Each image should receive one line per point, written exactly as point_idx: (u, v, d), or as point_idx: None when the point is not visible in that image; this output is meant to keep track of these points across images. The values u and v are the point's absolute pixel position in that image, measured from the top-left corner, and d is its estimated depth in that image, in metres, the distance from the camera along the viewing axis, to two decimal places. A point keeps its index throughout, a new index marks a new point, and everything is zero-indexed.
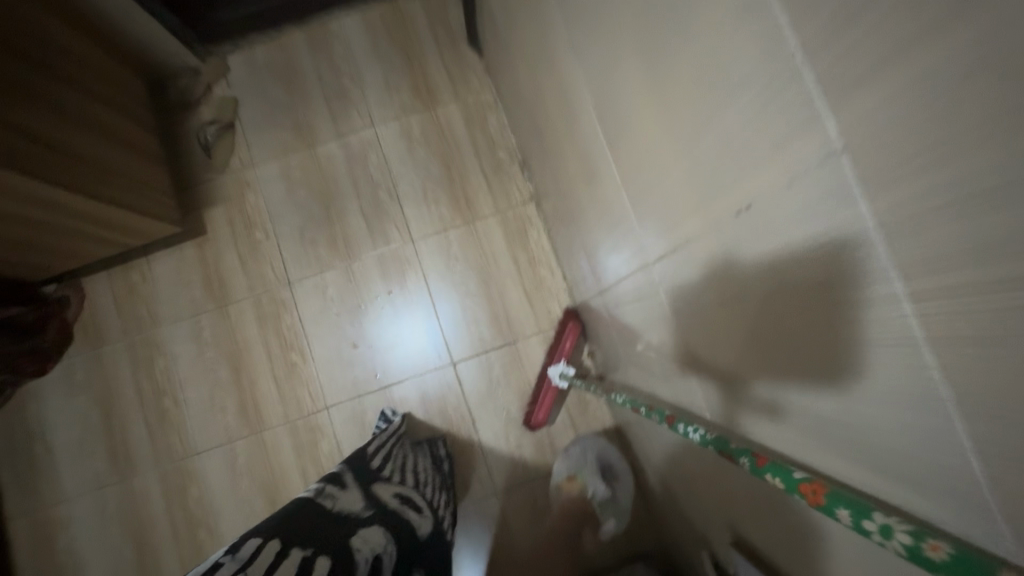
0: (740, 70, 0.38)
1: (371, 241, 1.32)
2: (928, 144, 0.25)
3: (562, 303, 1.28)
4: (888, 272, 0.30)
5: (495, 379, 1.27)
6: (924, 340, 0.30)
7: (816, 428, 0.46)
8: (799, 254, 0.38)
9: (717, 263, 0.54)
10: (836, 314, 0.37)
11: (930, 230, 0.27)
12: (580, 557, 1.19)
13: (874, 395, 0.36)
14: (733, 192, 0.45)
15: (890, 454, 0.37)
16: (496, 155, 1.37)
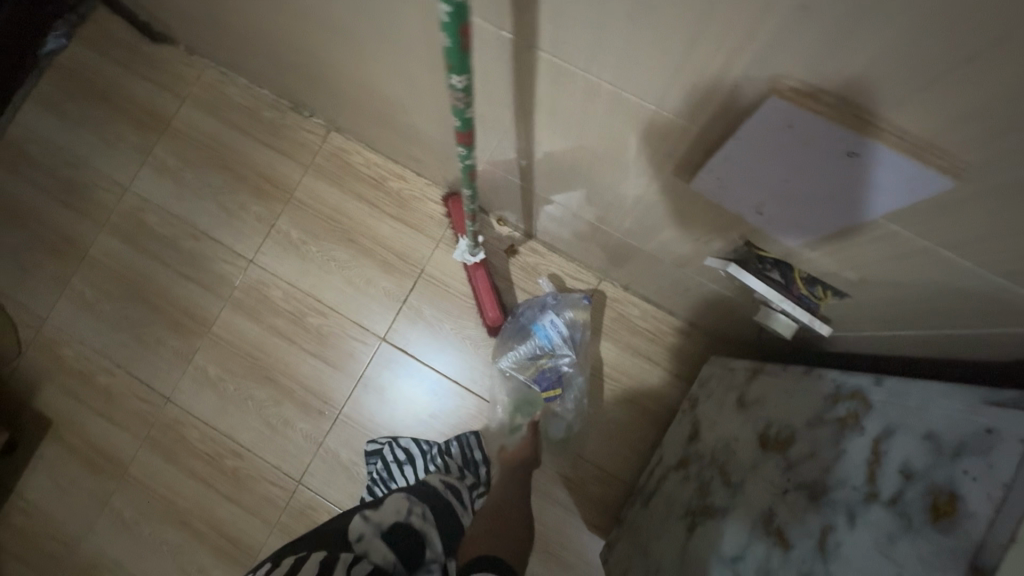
0: None
1: (214, 295, 1.03)
2: None
3: (436, 198, 1.03)
4: (1020, 78, 0.25)
5: (435, 319, 1.01)
6: None
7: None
8: (836, 94, 0.31)
9: (746, 28, 0.31)
10: (915, 136, 0.31)
11: None
12: (651, 406, 0.96)
13: (974, 190, 0.32)
14: (675, 61, 0.36)
15: (1007, 237, 0.33)
16: (260, 107, 1.07)
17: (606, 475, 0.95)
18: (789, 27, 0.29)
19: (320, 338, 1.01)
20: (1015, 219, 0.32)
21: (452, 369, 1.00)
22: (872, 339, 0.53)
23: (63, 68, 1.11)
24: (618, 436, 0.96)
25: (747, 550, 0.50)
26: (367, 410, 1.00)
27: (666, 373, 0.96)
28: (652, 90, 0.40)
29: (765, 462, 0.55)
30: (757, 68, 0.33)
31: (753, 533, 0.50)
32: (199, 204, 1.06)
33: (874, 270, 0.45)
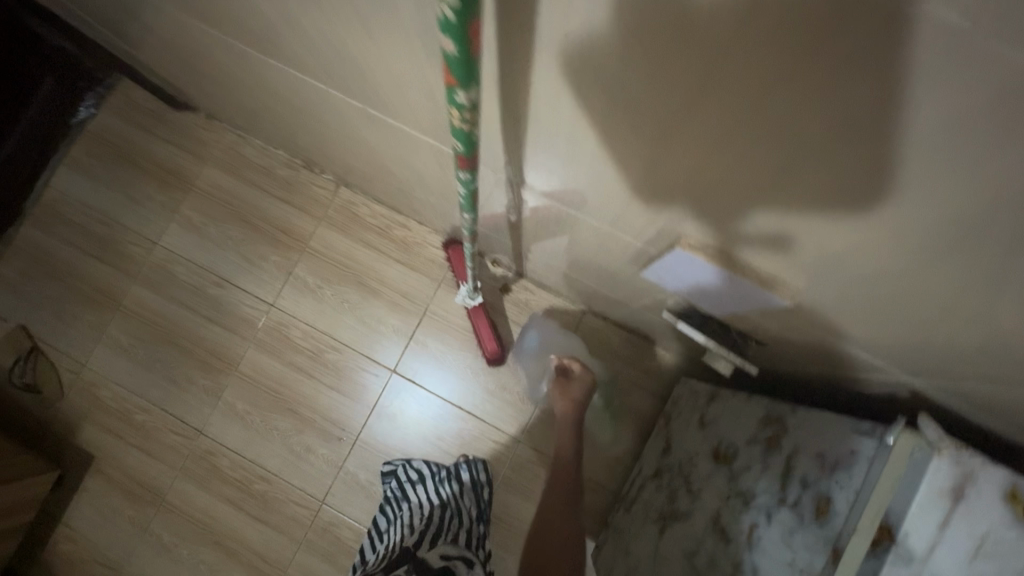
0: (613, 126, 0.38)
1: (239, 337, 1.15)
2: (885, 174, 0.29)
3: (436, 244, 1.15)
4: (853, 236, 0.36)
5: (438, 352, 1.13)
6: (898, 269, 0.37)
7: (923, 274, 0.36)
8: (737, 222, 0.42)
9: (670, 186, 0.42)
10: (795, 254, 0.42)
11: (893, 215, 0.32)
12: (632, 422, 1.09)
13: (842, 287, 0.43)
14: (621, 183, 0.47)
15: (868, 315, 0.45)
16: (274, 165, 1.20)
17: (595, 485, 1.08)
18: (699, 189, 0.40)
19: (336, 373, 1.13)
20: (868, 307, 0.44)
21: (456, 395, 1.12)
22: (793, 375, 0.67)
23: (93, 134, 1.22)
24: (604, 449, 1.09)
25: (701, 545, 0.63)
26: (381, 435, 1.12)
27: (644, 393, 1.09)
28: (603, 194, 0.51)
29: (716, 474, 0.68)
30: (682, 211, 0.45)
31: (706, 530, 0.63)
32: (223, 255, 1.17)
33: (789, 337, 0.58)
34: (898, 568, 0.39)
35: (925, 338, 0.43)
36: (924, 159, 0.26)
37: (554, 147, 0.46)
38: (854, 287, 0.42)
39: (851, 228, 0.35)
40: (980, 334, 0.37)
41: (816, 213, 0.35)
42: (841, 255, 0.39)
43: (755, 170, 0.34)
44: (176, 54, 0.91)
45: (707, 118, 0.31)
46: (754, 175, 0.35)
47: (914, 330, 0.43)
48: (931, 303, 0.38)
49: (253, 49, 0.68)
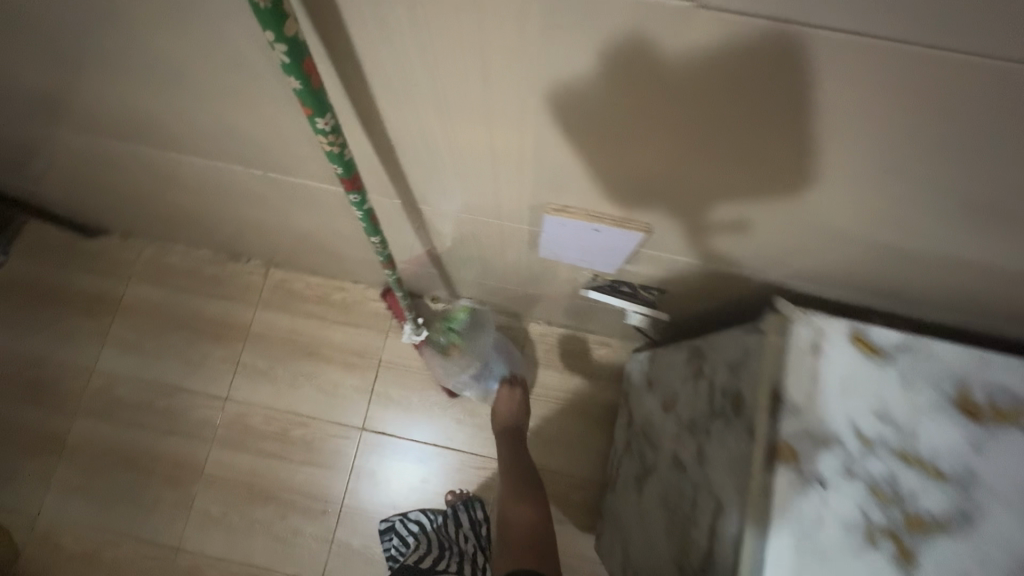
0: (488, 135, 0.46)
1: (200, 439, 1.13)
2: (709, 119, 0.39)
3: (374, 297, 1.20)
4: (703, 175, 0.45)
5: (401, 397, 1.16)
6: (745, 197, 0.47)
7: (822, 204, 0.45)
8: (612, 193, 0.51)
9: (547, 177, 0.51)
10: (665, 204, 0.51)
11: (727, 150, 0.41)
12: (599, 411, 1.14)
13: (709, 223, 0.53)
14: (506, 186, 0.55)
15: (733, 241, 0.55)
16: (199, 265, 1.22)
17: (581, 479, 1.11)
18: (576, 175, 0.49)
19: (308, 448, 1.13)
20: (719, 231, 0.54)
21: (429, 434, 1.15)
22: (704, 313, 0.75)
23: (5, 281, 1.21)
24: (580, 444, 1.13)
25: (669, 486, 0.68)
26: (364, 496, 1.11)
27: (601, 380, 1.15)
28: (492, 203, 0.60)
29: (669, 421, 0.74)
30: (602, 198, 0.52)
31: (670, 471, 0.69)
32: (166, 364, 1.17)
33: (681, 278, 0.67)
34: (790, 419, 0.45)
35: (840, 256, 0.52)
36: (730, 98, 0.36)
37: (439, 167, 0.54)
38: (778, 227, 0.51)
39: (701, 170, 0.45)
40: (878, 234, 0.47)
41: (671, 166, 0.45)
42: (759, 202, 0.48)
43: (632, 142, 0.43)
44: (78, 179, 0.95)
45: (572, 111, 0.41)
46: (618, 148, 0.44)
47: (769, 241, 0.53)
48: (836, 222, 0.47)
49: (152, 152, 0.73)
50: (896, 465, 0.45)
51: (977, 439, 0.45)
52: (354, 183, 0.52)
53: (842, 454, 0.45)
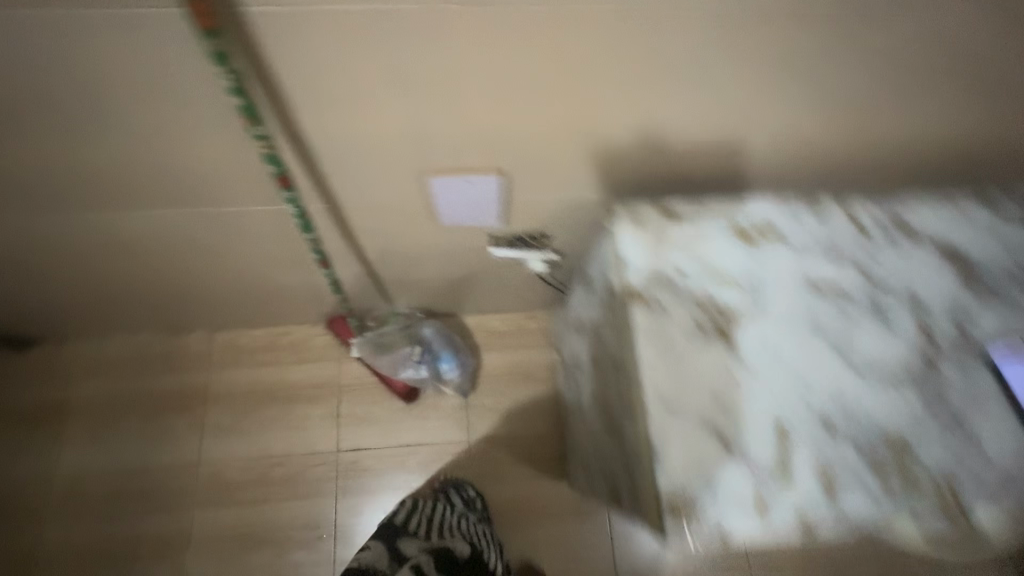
0: (406, 124, 0.62)
1: (180, 506, 1.17)
2: (561, 70, 0.58)
3: (319, 331, 1.29)
4: (566, 118, 0.64)
5: (366, 412, 1.25)
6: (598, 129, 0.66)
7: (685, 117, 0.67)
8: (503, 155, 0.68)
9: (450, 154, 0.67)
10: (543, 155, 0.69)
11: (578, 91, 0.61)
12: (543, 373, 1.29)
13: (574, 162, 0.71)
14: (417, 174, 0.70)
15: (597, 174, 0.73)
16: (143, 346, 1.27)
17: (543, 435, 1.25)
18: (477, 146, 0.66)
19: (292, 484, 1.19)
20: (579, 166, 0.72)
21: (400, 438, 1.23)
22: None
23: None
24: (534, 405, 1.27)
25: (594, 381, 0.84)
26: (354, 512, 1.18)
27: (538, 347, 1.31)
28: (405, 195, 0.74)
29: (583, 336, 0.91)
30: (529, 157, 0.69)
31: (593, 369, 0.85)
32: (129, 447, 1.20)
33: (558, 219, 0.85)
34: (629, 269, 0.64)
35: (702, 159, 0.73)
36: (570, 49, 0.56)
37: (362, 168, 0.68)
38: (656, 144, 0.70)
39: (563, 115, 0.64)
40: (686, 137, 0.69)
41: (544, 117, 0.64)
42: (643, 127, 0.68)
43: (512, 104, 0.61)
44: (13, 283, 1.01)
45: (472, 86, 0.58)
46: (504, 113, 0.62)
47: (619, 165, 0.72)
48: (697, 130, 0.69)
49: (94, 228, 0.84)
50: (707, 281, 0.64)
51: (754, 251, 0.66)
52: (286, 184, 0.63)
53: (670, 282, 0.63)
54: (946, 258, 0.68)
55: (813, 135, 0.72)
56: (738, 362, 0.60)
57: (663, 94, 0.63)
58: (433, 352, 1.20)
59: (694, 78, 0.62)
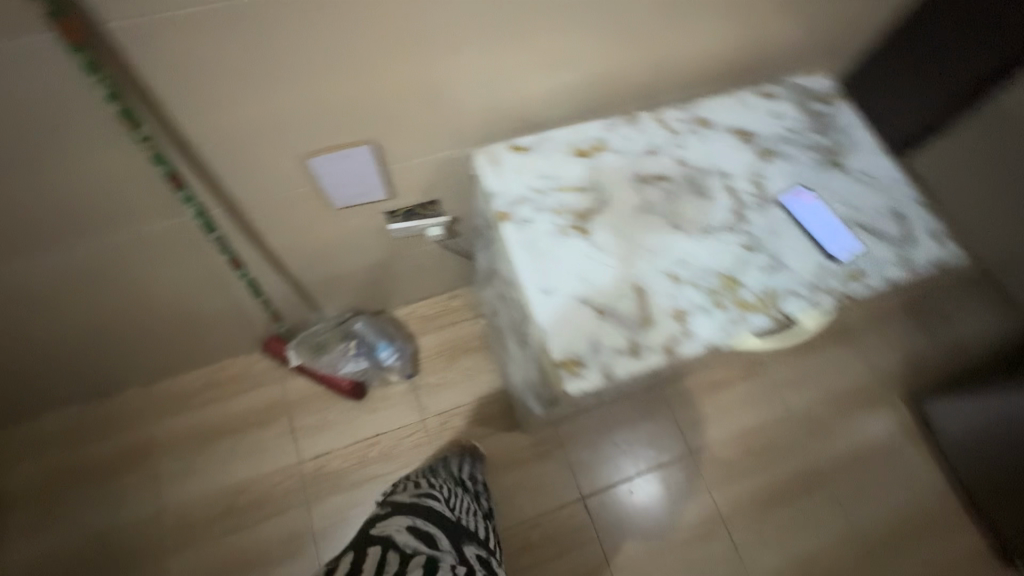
0: (265, 120, 0.67)
1: (154, 559, 1.17)
2: (395, 49, 0.65)
3: (256, 357, 1.33)
4: (416, 91, 0.71)
5: (320, 421, 1.30)
6: (449, 94, 0.74)
7: (539, 62, 0.75)
8: (368, 130, 0.75)
9: (318, 139, 0.73)
10: (406, 124, 0.76)
11: (418, 65, 0.68)
12: (478, 342, 1.39)
13: (438, 126, 0.79)
14: (293, 164, 0.75)
15: (461, 132, 0.82)
16: (78, 417, 1.26)
17: (491, 397, 1.35)
18: (341, 129, 0.72)
19: (263, 505, 1.22)
20: (444, 129, 0.80)
21: (359, 435, 1.29)
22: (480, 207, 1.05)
23: None
24: (477, 373, 1.36)
25: (506, 311, 0.96)
26: (330, 514, 1.23)
27: (469, 321, 1.41)
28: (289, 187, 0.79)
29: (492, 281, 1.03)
30: (406, 123, 0.76)
31: (504, 302, 0.97)
32: (87, 517, 1.19)
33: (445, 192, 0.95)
34: (498, 198, 0.77)
35: (559, 101, 0.83)
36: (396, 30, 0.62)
37: (239, 168, 0.72)
38: (520, 90, 0.78)
39: (412, 88, 0.71)
40: (529, 87, 0.78)
41: (396, 93, 0.70)
42: (506, 77, 0.75)
43: (360, 87, 0.67)
44: None
45: (316, 77, 0.64)
46: (356, 97, 0.68)
47: (478, 121, 0.81)
48: (554, 71, 0.77)
49: None
50: (561, 194, 0.78)
51: (594, 165, 0.81)
52: (180, 181, 0.68)
53: (533, 202, 0.77)
54: (740, 138, 0.86)
55: (654, 59, 0.83)
56: (596, 248, 0.74)
57: (516, 47, 0.71)
58: (367, 343, 1.28)
59: (542, 30, 0.70)
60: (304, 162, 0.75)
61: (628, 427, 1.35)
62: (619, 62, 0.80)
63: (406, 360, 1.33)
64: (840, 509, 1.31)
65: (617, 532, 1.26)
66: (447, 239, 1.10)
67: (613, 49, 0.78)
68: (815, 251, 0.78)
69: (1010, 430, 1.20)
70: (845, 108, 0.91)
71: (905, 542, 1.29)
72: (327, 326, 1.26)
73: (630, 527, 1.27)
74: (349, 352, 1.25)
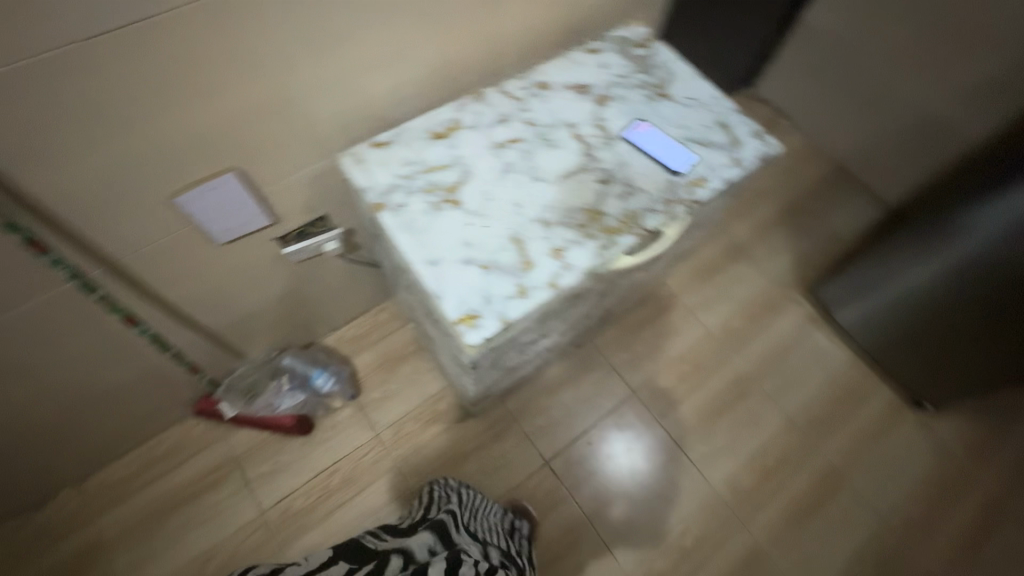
0: (114, 166, 0.68)
1: None
2: (229, 75, 0.69)
3: (190, 424, 1.29)
4: (263, 111, 0.75)
5: (273, 466, 1.28)
6: (297, 108, 0.79)
7: (375, 61, 0.81)
8: (226, 158, 0.78)
9: (176, 175, 0.75)
10: (264, 145, 0.80)
11: (257, 86, 0.72)
12: (411, 348, 1.42)
13: (296, 141, 0.83)
14: (159, 205, 0.77)
15: (320, 140, 0.86)
16: (9, 539, 1.18)
17: (437, 394, 1.38)
18: (197, 160, 0.75)
19: (232, 567, 1.19)
20: (302, 142, 0.84)
21: (316, 468, 1.28)
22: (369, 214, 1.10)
23: None
24: (418, 376, 1.40)
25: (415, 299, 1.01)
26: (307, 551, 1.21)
27: (397, 330, 1.44)
28: (162, 230, 0.80)
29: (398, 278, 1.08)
30: (267, 141, 0.80)
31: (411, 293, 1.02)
32: None
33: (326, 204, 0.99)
34: (371, 192, 0.82)
35: (405, 92, 0.90)
36: (224, 57, 0.66)
37: (100, 221, 0.73)
38: (365, 87, 0.83)
39: (258, 109, 0.75)
40: (372, 85, 0.84)
41: (243, 117, 0.74)
42: (349, 79, 0.80)
43: (204, 116, 0.71)
44: None
45: (157, 114, 0.67)
46: (203, 127, 0.72)
47: (332, 127, 0.86)
48: (392, 68, 0.84)
49: None
50: (429, 175, 0.84)
51: (452, 143, 0.87)
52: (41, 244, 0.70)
53: (404, 188, 0.83)
54: (577, 91, 0.95)
55: (484, 37, 0.91)
56: (470, 213, 0.81)
57: (350, 51, 0.77)
58: (299, 375, 1.27)
59: (369, 31, 0.76)
60: (172, 203, 0.77)
61: (571, 386, 1.42)
62: (449, 44, 0.88)
63: (344, 382, 1.33)
64: (773, 403, 1.44)
65: (586, 484, 1.32)
66: (347, 252, 1.13)
67: (440, 33, 0.85)
68: (660, 170, 0.88)
69: (887, 291, 1.38)
70: (661, 47, 1.03)
71: (833, 414, 1.43)
72: (253, 370, 1.25)
73: (596, 476, 1.33)
74: (282, 389, 1.24)
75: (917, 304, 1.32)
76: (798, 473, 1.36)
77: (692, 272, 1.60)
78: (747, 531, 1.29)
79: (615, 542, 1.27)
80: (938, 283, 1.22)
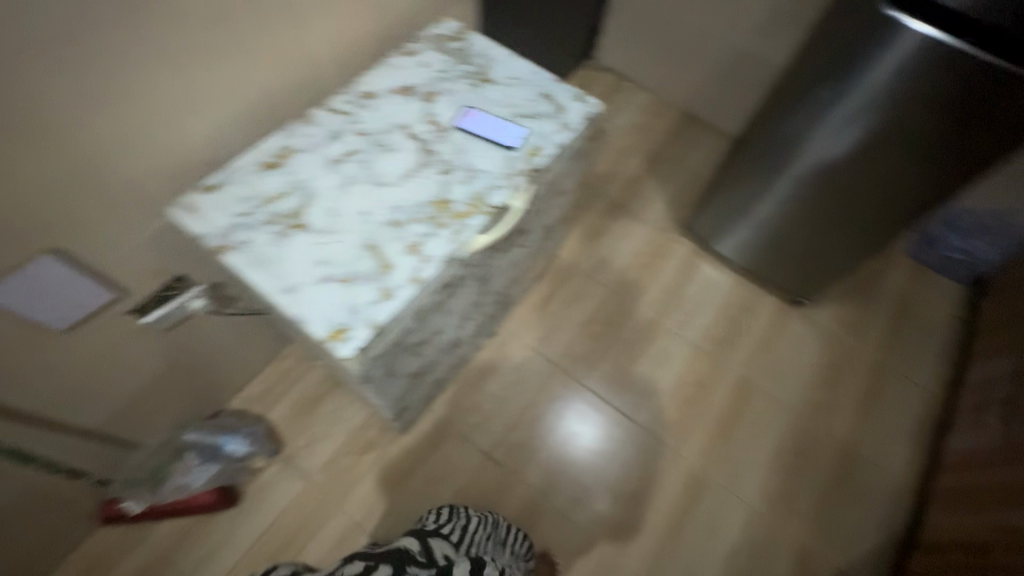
0: None
1: None
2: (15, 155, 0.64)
3: (100, 535, 1.18)
4: (69, 183, 0.71)
5: (207, 548, 1.20)
6: (109, 171, 0.75)
7: (182, 107, 0.79)
8: (41, 240, 0.73)
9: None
10: (83, 217, 0.76)
11: (53, 160, 0.68)
12: (325, 386, 1.39)
13: (119, 204, 0.79)
14: None
15: (146, 198, 0.83)
16: None
17: (363, 423, 1.36)
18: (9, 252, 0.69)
19: None
20: (128, 204, 0.81)
21: (254, 534, 1.22)
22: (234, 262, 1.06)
23: None
24: (339, 411, 1.36)
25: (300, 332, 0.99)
26: None
27: (306, 373, 1.40)
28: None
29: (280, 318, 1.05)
30: (83, 213, 0.75)
31: None
32: None
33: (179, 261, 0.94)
34: (209, 236, 0.80)
35: (226, 131, 0.88)
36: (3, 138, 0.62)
37: None
38: (180, 134, 0.81)
39: (63, 183, 0.71)
40: (186, 132, 0.82)
41: (47, 194, 0.70)
42: (158, 130, 0.78)
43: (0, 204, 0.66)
44: None
45: None
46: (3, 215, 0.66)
47: (155, 181, 0.83)
48: (203, 111, 0.82)
49: None
50: (267, 206, 0.83)
51: (286, 169, 0.87)
52: None
53: (243, 224, 0.81)
54: (403, 93, 0.98)
55: (294, 62, 0.91)
56: (317, 233, 0.81)
57: (149, 101, 0.74)
58: (207, 446, 1.21)
59: (163, 75, 0.74)
60: None
61: (493, 376, 1.45)
62: (259, 73, 0.87)
63: (262, 440, 1.28)
64: (679, 336, 1.55)
65: (531, 463, 1.35)
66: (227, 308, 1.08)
67: (246, 64, 0.84)
68: (495, 149, 0.92)
69: (746, 211, 1.52)
70: (475, 36, 1.07)
71: (731, 330, 1.57)
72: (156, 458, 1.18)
73: (538, 452, 1.37)
74: (191, 467, 1.18)
75: (778, 215, 1.45)
76: (715, 392, 1.47)
77: (580, 239, 1.68)
78: (685, 457, 1.38)
79: (571, 508, 1.31)
80: (798, 197, 1.36)
